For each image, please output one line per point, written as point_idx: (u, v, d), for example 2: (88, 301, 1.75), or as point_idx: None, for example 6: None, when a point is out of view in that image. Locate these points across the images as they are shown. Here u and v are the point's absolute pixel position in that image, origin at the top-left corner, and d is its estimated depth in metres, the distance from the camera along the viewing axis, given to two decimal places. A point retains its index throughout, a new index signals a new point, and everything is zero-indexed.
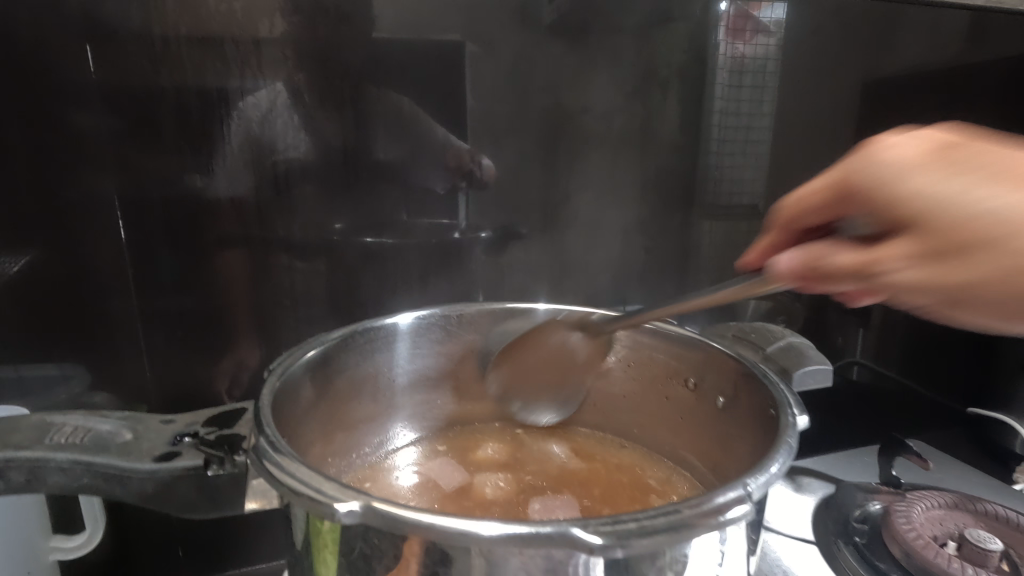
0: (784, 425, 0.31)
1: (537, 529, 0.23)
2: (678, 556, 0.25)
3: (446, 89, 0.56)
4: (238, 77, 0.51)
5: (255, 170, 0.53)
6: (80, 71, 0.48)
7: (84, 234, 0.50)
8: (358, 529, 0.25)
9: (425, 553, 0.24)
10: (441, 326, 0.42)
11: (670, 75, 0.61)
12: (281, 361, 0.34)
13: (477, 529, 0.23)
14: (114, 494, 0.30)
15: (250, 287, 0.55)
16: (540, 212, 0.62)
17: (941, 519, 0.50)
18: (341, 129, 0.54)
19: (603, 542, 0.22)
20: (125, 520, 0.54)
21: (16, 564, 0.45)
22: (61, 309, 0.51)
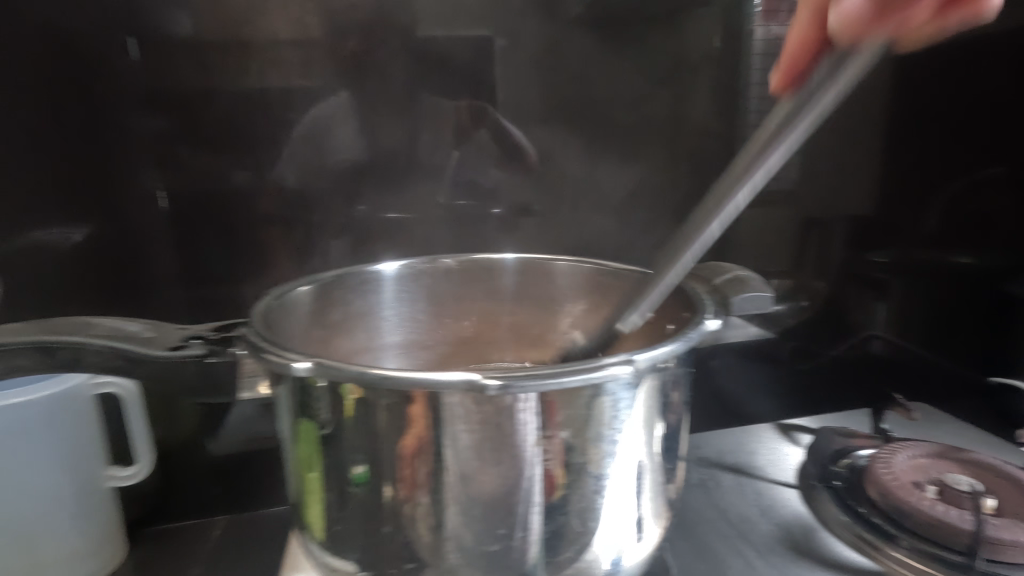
0: (692, 326, 0.32)
1: (454, 377, 0.26)
2: (579, 411, 0.28)
3: (480, 80, 0.61)
4: (298, 76, 0.58)
5: (303, 155, 0.59)
6: (137, 66, 0.55)
7: (131, 205, 0.57)
8: (330, 402, 0.29)
9: (404, 445, 0.28)
10: (423, 273, 0.46)
11: (700, 63, 0.65)
12: (277, 286, 0.39)
13: (416, 377, 0.26)
14: (137, 379, 0.33)
15: (274, 258, 0.61)
16: (555, 186, 0.65)
17: (923, 467, 0.51)
18: (384, 116, 0.60)
19: (500, 386, 0.26)
20: (172, 457, 0.62)
21: (79, 492, 0.54)
22: (110, 268, 0.58)
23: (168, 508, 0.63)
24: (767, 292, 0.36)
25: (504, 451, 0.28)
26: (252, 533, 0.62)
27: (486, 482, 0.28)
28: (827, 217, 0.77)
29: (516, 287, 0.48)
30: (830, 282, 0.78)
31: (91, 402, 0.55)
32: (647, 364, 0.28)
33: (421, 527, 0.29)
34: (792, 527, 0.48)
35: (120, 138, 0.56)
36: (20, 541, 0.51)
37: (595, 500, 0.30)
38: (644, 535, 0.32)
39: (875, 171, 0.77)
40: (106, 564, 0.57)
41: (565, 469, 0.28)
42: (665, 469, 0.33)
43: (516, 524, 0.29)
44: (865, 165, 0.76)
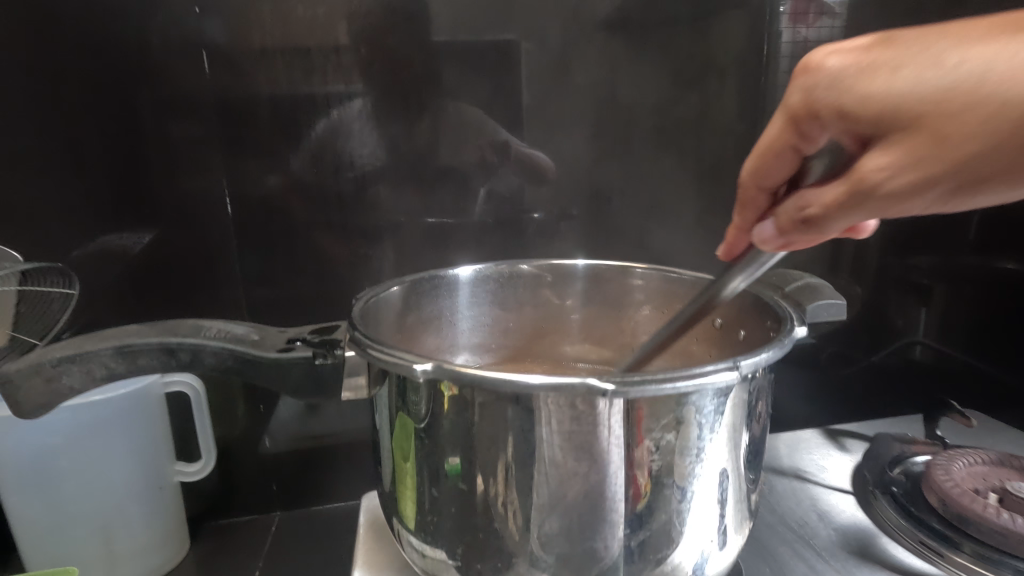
0: (783, 332, 0.32)
1: (565, 381, 0.27)
2: (679, 413, 0.28)
3: (509, 87, 0.62)
4: (332, 84, 0.59)
5: (320, 162, 0.60)
6: (187, 82, 0.57)
7: (197, 215, 0.60)
8: (429, 401, 0.30)
9: (494, 448, 0.29)
10: (496, 279, 0.46)
11: (727, 67, 0.65)
12: (369, 288, 0.39)
13: (521, 379, 0.27)
14: (251, 379, 0.32)
15: (324, 263, 0.63)
16: (590, 194, 0.66)
17: (982, 475, 0.51)
18: (420, 123, 0.61)
19: (615, 387, 0.27)
20: (231, 457, 0.64)
21: (144, 492, 0.55)
22: (174, 275, 0.60)
23: (230, 505, 0.65)
24: (840, 300, 0.36)
25: (584, 455, 0.28)
26: (310, 529, 0.64)
27: (569, 487, 0.29)
28: None
29: (585, 291, 0.48)
30: (865, 288, 0.78)
31: (161, 399, 0.57)
32: (748, 368, 0.29)
33: (515, 529, 0.30)
34: (851, 533, 0.49)
35: (187, 148, 0.58)
36: (98, 532, 0.53)
37: (680, 505, 0.30)
38: (728, 543, 0.32)
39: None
40: (172, 557, 0.59)
41: (650, 480, 0.29)
42: (748, 479, 0.33)
43: (603, 527, 0.29)
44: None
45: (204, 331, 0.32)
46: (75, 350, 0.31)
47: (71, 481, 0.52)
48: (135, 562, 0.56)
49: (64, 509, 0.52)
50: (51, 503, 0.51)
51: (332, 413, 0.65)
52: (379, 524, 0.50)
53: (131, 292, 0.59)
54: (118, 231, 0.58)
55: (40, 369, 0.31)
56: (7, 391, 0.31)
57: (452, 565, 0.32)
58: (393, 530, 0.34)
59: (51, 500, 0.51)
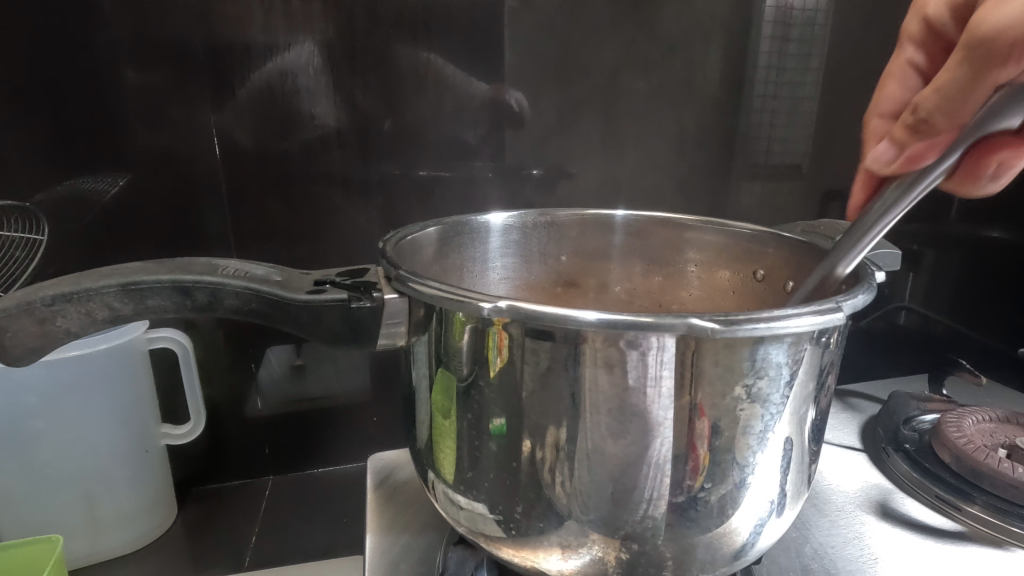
0: (863, 278, 0.29)
1: (656, 318, 0.22)
2: (773, 358, 0.24)
3: (485, 39, 0.57)
4: (288, 31, 0.53)
5: (263, 119, 0.55)
6: (128, 22, 0.50)
7: (180, 158, 0.54)
8: (471, 354, 0.26)
9: (524, 416, 0.25)
10: (527, 228, 0.44)
11: (713, 29, 0.61)
12: (406, 225, 0.36)
13: (583, 315, 0.22)
14: (276, 326, 0.29)
15: (310, 217, 0.58)
16: (582, 151, 0.62)
17: (990, 432, 0.51)
18: (396, 71, 0.56)
19: (722, 327, 0.22)
20: (219, 422, 0.60)
21: (129, 456, 0.52)
22: (150, 228, 0.55)
23: (224, 468, 0.62)
24: (893, 251, 0.41)
25: (639, 414, 0.24)
26: (307, 494, 0.62)
27: (621, 448, 0.24)
28: (852, 189, 0.70)
29: (624, 245, 0.45)
30: None
31: (146, 358, 0.52)
32: (849, 310, 0.25)
33: (563, 497, 0.26)
34: (868, 490, 0.49)
35: (155, 82, 0.52)
36: (78, 497, 0.50)
37: (748, 466, 0.26)
38: (784, 512, 0.29)
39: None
40: (160, 523, 0.55)
41: (711, 455, 0.25)
42: (809, 450, 0.29)
43: (659, 493, 0.25)
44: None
45: (223, 269, 0.28)
46: (70, 286, 0.26)
47: (47, 443, 0.48)
48: (119, 528, 0.52)
49: (40, 472, 0.48)
50: (25, 466, 0.47)
51: (321, 376, 0.61)
52: (386, 486, 0.47)
53: (100, 247, 0.54)
54: (92, 172, 0.52)
55: (29, 308, 0.26)
56: None
57: (494, 521, 0.28)
58: (430, 485, 0.31)
59: (25, 462, 0.47)
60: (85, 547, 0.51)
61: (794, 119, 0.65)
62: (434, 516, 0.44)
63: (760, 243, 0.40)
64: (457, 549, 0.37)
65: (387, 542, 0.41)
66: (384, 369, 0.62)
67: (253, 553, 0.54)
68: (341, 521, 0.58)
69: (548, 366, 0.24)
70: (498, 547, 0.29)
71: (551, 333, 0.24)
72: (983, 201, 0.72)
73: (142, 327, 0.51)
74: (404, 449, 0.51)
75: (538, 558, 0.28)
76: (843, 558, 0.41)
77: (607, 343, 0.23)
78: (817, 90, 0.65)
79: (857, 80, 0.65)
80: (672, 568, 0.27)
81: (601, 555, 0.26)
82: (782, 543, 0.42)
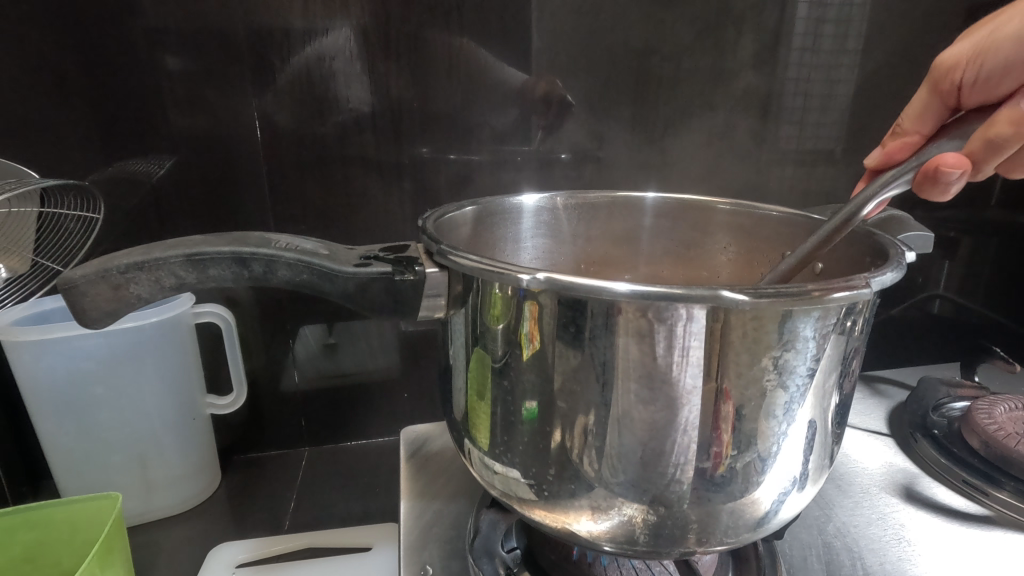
0: (893, 256, 0.29)
1: (687, 290, 0.23)
2: (801, 331, 0.25)
3: (518, 23, 0.57)
4: (327, 16, 0.54)
5: (302, 103, 0.56)
6: (177, 9, 0.52)
7: (224, 140, 0.56)
8: (507, 325, 0.27)
9: (557, 383, 0.27)
10: (559, 209, 0.45)
11: (747, 12, 0.60)
12: (444, 204, 0.38)
13: (616, 286, 0.23)
14: (325, 296, 0.30)
15: (346, 199, 0.60)
16: (612, 134, 0.62)
17: (1023, 419, 0.50)
18: (429, 56, 0.57)
19: (751, 298, 0.23)
20: (259, 394, 0.63)
21: (178, 424, 0.55)
22: (196, 207, 0.57)
23: (263, 439, 0.65)
24: (922, 232, 0.41)
25: (668, 382, 0.25)
26: (340, 464, 0.65)
27: (650, 415, 0.25)
28: None
29: (652, 227, 0.46)
30: None
31: (193, 331, 0.55)
32: (877, 287, 0.25)
33: (593, 462, 0.27)
34: (893, 473, 0.49)
35: (201, 67, 0.54)
36: (132, 460, 0.53)
37: (773, 437, 0.27)
38: (807, 485, 0.30)
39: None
40: (205, 488, 0.59)
41: (735, 433, 0.26)
42: (834, 426, 0.30)
43: (686, 458, 0.26)
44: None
45: (275, 242, 0.30)
46: (140, 256, 0.29)
47: (105, 408, 0.51)
48: (169, 491, 0.56)
49: (99, 435, 0.51)
50: (85, 429, 0.51)
51: (354, 352, 0.63)
52: (418, 456, 0.49)
53: (151, 224, 0.57)
54: (144, 153, 0.55)
55: (104, 275, 0.28)
56: (67, 296, 0.28)
57: (526, 484, 0.29)
58: (466, 452, 0.33)
59: (87, 425, 0.51)
60: (139, 506, 0.55)
61: (830, 102, 0.64)
62: (465, 485, 0.45)
63: (789, 225, 0.41)
64: (489, 512, 0.40)
65: (420, 507, 0.43)
66: (415, 347, 0.64)
67: (292, 517, 0.57)
68: (374, 491, 0.61)
69: (581, 336, 0.25)
70: (530, 508, 0.30)
71: (585, 304, 0.25)
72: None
73: (190, 301, 0.54)
74: (435, 422, 0.53)
75: (569, 519, 0.29)
76: (865, 537, 0.42)
77: (638, 312, 0.24)
78: (854, 72, 0.64)
79: (896, 61, 0.64)
80: (696, 533, 0.28)
81: (629, 518, 0.28)
82: (804, 520, 0.43)
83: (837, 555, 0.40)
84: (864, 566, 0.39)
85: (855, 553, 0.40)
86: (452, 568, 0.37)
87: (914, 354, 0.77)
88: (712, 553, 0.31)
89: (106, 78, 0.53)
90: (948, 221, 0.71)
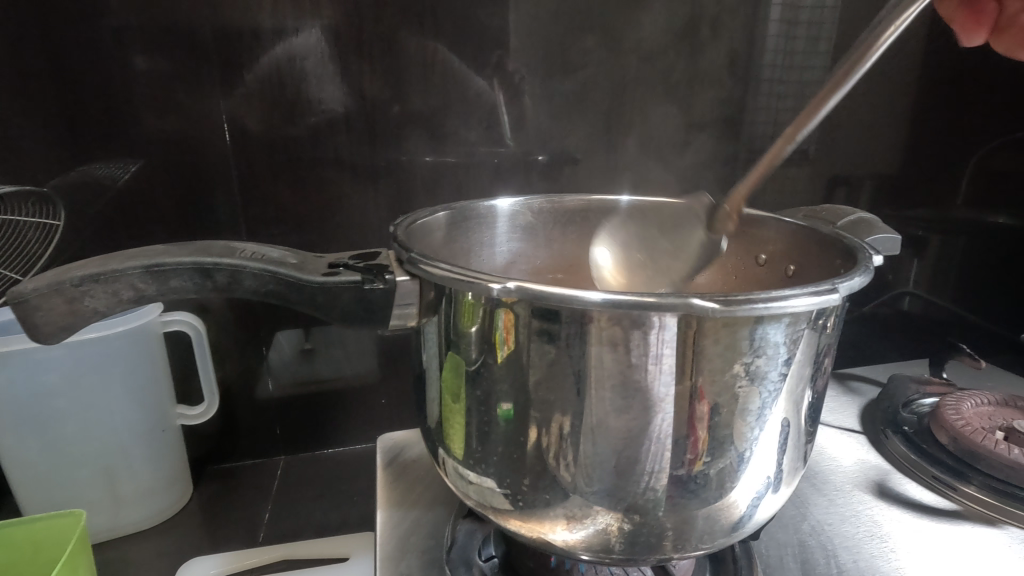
0: (863, 259, 0.29)
1: (657, 298, 0.23)
2: (772, 337, 0.25)
3: (494, 26, 0.57)
4: (298, 15, 0.53)
5: (272, 105, 0.55)
6: (141, 8, 0.51)
7: (191, 142, 0.55)
8: (479, 336, 0.27)
9: (531, 392, 0.26)
10: (532, 212, 0.44)
11: (721, 15, 0.61)
12: (416, 211, 0.37)
13: (588, 295, 0.23)
14: (293, 306, 0.30)
15: (318, 202, 0.58)
16: (588, 136, 0.62)
17: (989, 415, 0.51)
18: (403, 58, 0.56)
19: (721, 306, 0.23)
20: (233, 403, 0.62)
21: (147, 436, 0.53)
22: (161, 212, 0.56)
23: (236, 449, 0.64)
24: (891, 235, 0.42)
25: (642, 390, 0.25)
26: (317, 473, 0.63)
27: (624, 424, 0.25)
28: (858, 175, 0.70)
29: (628, 230, 0.46)
30: None
31: (162, 339, 0.54)
32: (846, 292, 0.26)
33: (567, 471, 0.27)
34: (866, 470, 0.50)
35: (166, 68, 0.52)
36: (98, 474, 0.51)
37: (746, 441, 0.27)
38: (781, 488, 0.30)
39: (901, 130, 0.69)
40: (176, 501, 0.57)
41: (710, 436, 0.26)
42: (806, 429, 0.30)
43: (660, 466, 0.26)
44: (896, 127, 0.68)
45: (240, 251, 0.29)
46: (97, 267, 0.28)
47: (69, 420, 0.49)
48: (137, 505, 0.54)
49: (63, 449, 0.50)
50: (48, 444, 0.49)
51: (330, 359, 0.62)
52: (395, 464, 0.48)
53: (115, 230, 0.55)
54: (106, 158, 0.53)
55: (58, 288, 0.27)
56: (19, 310, 0.27)
57: (501, 494, 0.29)
58: (441, 462, 0.32)
59: (48, 439, 0.49)
60: (107, 521, 0.53)
61: (802, 103, 0.65)
62: (443, 493, 0.45)
63: (765, 229, 0.41)
64: (466, 521, 0.40)
65: (398, 517, 0.42)
66: (393, 353, 0.64)
67: (267, 528, 0.56)
68: (352, 499, 0.60)
69: (555, 344, 0.25)
70: (505, 519, 0.30)
71: (557, 312, 0.24)
72: (992, 187, 0.72)
73: (157, 310, 0.52)
74: (412, 429, 0.52)
75: (544, 529, 0.29)
76: (840, 535, 0.42)
77: (611, 319, 0.24)
78: (825, 74, 0.65)
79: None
80: (672, 539, 0.28)
81: (605, 526, 0.28)
82: (781, 519, 0.43)
83: (812, 554, 0.40)
84: (837, 564, 0.39)
85: (829, 551, 0.41)
86: None
87: (885, 351, 0.78)
88: (688, 559, 0.31)
89: (66, 79, 0.51)
90: (917, 221, 0.73)
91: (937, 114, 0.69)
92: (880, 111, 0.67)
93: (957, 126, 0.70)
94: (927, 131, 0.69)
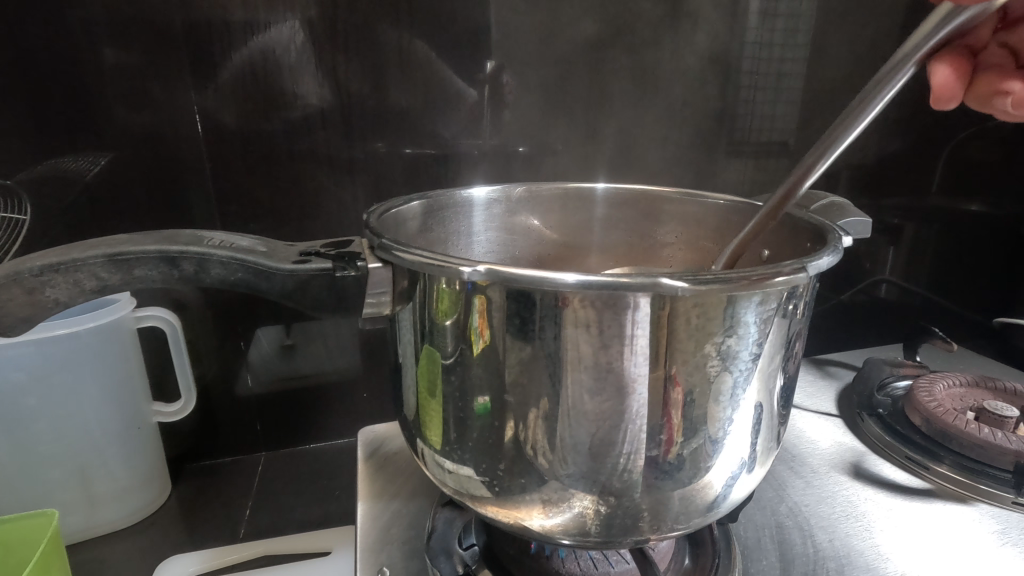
0: (833, 241, 0.30)
1: (630, 278, 0.22)
2: (743, 316, 0.25)
3: (472, 17, 0.56)
4: (271, 5, 0.52)
5: (245, 96, 0.54)
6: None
7: (160, 134, 0.53)
8: (454, 322, 0.27)
9: (506, 378, 0.26)
10: (508, 201, 0.44)
11: (699, 6, 0.61)
12: (391, 200, 0.37)
13: (561, 277, 0.23)
14: (263, 295, 0.29)
15: (294, 195, 0.58)
16: (568, 126, 0.62)
17: (960, 396, 0.53)
18: (380, 50, 0.55)
19: (691, 286, 0.23)
20: (210, 399, 0.61)
21: (121, 434, 0.52)
22: (131, 206, 0.55)
23: (214, 445, 0.63)
24: (862, 218, 0.42)
25: (616, 371, 0.25)
26: (299, 468, 0.63)
27: (599, 406, 0.25)
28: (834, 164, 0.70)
29: (606, 217, 0.46)
30: None
31: (135, 335, 0.53)
32: (816, 272, 0.26)
33: (544, 455, 0.27)
34: (843, 452, 0.51)
35: (134, 59, 0.51)
36: (71, 474, 0.50)
37: (720, 422, 0.27)
38: (755, 468, 0.30)
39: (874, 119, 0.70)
40: (154, 499, 0.56)
41: (685, 416, 0.26)
42: (780, 409, 0.31)
43: (635, 448, 0.26)
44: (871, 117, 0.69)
45: (207, 241, 0.29)
46: (57, 257, 0.27)
47: (39, 419, 0.48)
48: (113, 505, 0.53)
49: (34, 449, 0.49)
50: (17, 444, 0.48)
51: (310, 353, 0.62)
52: (377, 457, 0.48)
53: (82, 225, 0.54)
54: (74, 151, 0.52)
55: (18, 279, 0.27)
56: None
57: (479, 481, 0.29)
58: (418, 451, 0.32)
59: (18, 438, 0.48)
60: (81, 522, 0.52)
61: (779, 94, 0.66)
62: (424, 484, 0.45)
63: (739, 215, 0.41)
64: (445, 511, 0.40)
65: (377, 509, 0.42)
66: (374, 347, 0.63)
67: (248, 525, 0.56)
68: (334, 494, 0.60)
69: (529, 329, 0.25)
70: (483, 505, 0.30)
71: (530, 295, 0.24)
72: (965, 176, 0.73)
73: (129, 304, 0.51)
74: (395, 422, 0.52)
75: (521, 515, 0.29)
76: (816, 516, 0.43)
77: (585, 301, 0.24)
78: (802, 66, 0.65)
79: (839, 56, 0.66)
80: (648, 521, 0.28)
81: (582, 510, 0.28)
82: (759, 502, 0.44)
83: (789, 535, 0.41)
84: (814, 544, 0.40)
85: (806, 531, 0.41)
86: (410, 569, 0.36)
87: (862, 337, 0.80)
88: (666, 541, 0.31)
89: (27, 70, 0.49)
90: (892, 210, 0.74)
91: (911, 105, 0.70)
92: (857, 101, 0.68)
93: (933, 115, 0.70)
94: (901, 121, 0.70)
